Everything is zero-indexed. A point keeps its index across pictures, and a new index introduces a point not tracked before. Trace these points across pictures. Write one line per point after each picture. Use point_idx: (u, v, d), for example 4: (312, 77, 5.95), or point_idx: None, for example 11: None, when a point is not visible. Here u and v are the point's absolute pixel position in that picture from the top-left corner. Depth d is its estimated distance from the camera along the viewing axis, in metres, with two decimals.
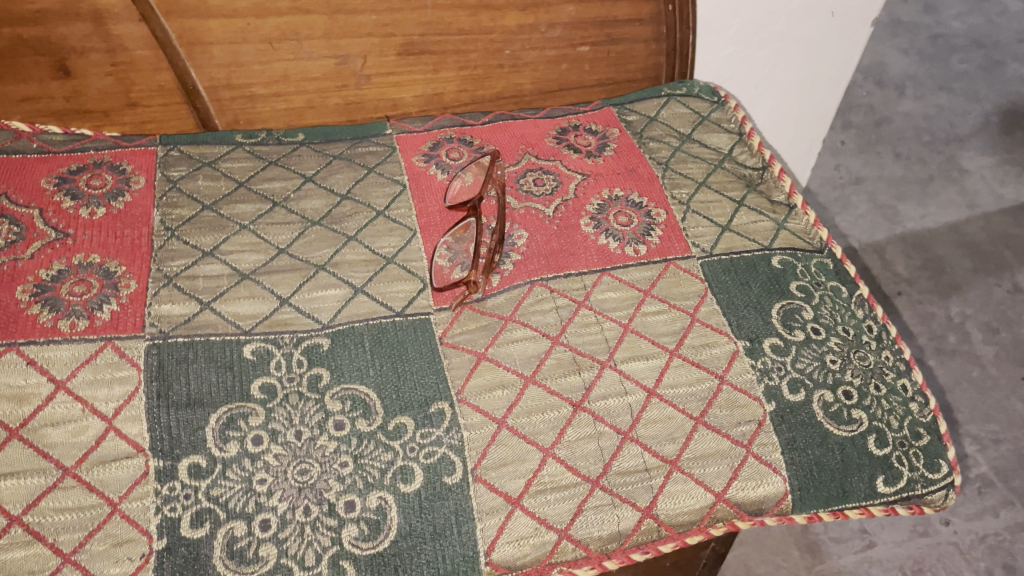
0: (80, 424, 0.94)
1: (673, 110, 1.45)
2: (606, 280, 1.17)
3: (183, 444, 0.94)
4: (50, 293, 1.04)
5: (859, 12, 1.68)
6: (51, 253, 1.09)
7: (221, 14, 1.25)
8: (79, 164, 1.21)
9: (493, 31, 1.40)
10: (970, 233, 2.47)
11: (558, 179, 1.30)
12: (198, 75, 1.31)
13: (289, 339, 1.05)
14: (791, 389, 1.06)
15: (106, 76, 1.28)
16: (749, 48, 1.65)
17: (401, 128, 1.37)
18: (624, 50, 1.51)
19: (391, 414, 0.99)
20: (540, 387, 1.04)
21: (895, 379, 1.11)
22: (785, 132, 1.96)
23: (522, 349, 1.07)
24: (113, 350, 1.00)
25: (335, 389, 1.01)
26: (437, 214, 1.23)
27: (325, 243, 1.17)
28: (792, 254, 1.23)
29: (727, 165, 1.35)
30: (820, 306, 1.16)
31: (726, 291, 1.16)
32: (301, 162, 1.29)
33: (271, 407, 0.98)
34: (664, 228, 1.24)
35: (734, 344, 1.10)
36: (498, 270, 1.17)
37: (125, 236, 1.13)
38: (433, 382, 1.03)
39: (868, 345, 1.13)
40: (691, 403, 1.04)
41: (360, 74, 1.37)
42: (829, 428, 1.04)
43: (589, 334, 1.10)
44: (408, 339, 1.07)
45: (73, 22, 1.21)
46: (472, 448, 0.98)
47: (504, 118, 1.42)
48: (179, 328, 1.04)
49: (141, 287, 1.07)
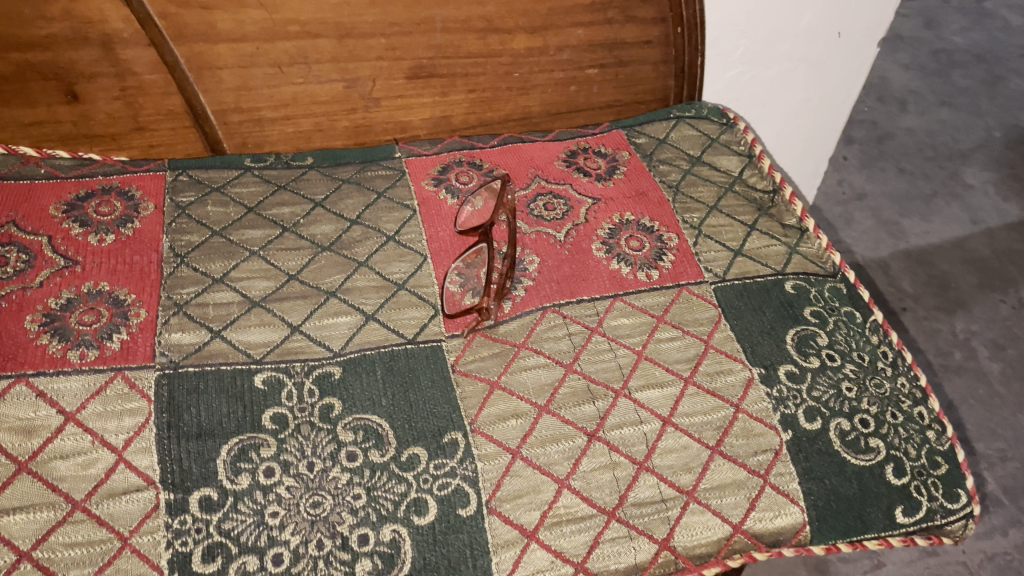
0: (89, 457, 0.93)
1: (682, 132, 1.45)
2: (618, 306, 1.16)
3: (194, 476, 0.93)
4: (59, 323, 1.03)
5: (866, 32, 1.67)
6: (60, 281, 1.08)
7: (230, 38, 1.24)
8: (87, 190, 1.20)
9: (502, 54, 1.39)
10: (975, 249, 2.47)
11: (568, 204, 1.29)
12: (206, 99, 1.30)
13: (300, 368, 1.04)
14: (807, 417, 1.05)
15: (114, 100, 1.28)
16: (755, 69, 1.65)
17: (410, 151, 1.37)
18: (633, 72, 1.50)
19: (404, 444, 0.98)
20: (554, 416, 1.02)
21: (912, 407, 1.10)
22: (792, 152, 1.95)
23: (535, 377, 1.06)
24: (122, 381, 0.99)
25: (347, 419, 1.00)
26: (448, 239, 1.22)
27: (335, 269, 1.16)
28: (806, 279, 1.22)
29: (738, 189, 1.35)
30: (834, 332, 1.15)
31: (740, 317, 1.15)
32: (310, 187, 1.29)
33: (283, 438, 0.97)
34: (676, 253, 1.23)
35: (749, 371, 1.09)
36: (510, 295, 1.16)
37: (134, 263, 1.12)
38: (446, 412, 1.02)
39: (883, 372, 1.12)
40: (706, 432, 1.03)
41: (369, 97, 1.37)
42: (847, 458, 1.03)
43: (603, 362, 1.09)
44: (420, 367, 1.06)
45: (82, 47, 1.20)
46: (487, 479, 0.97)
47: (513, 142, 1.42)
48: (189, 358, 1.03)
49: (151, 316, 1.06)
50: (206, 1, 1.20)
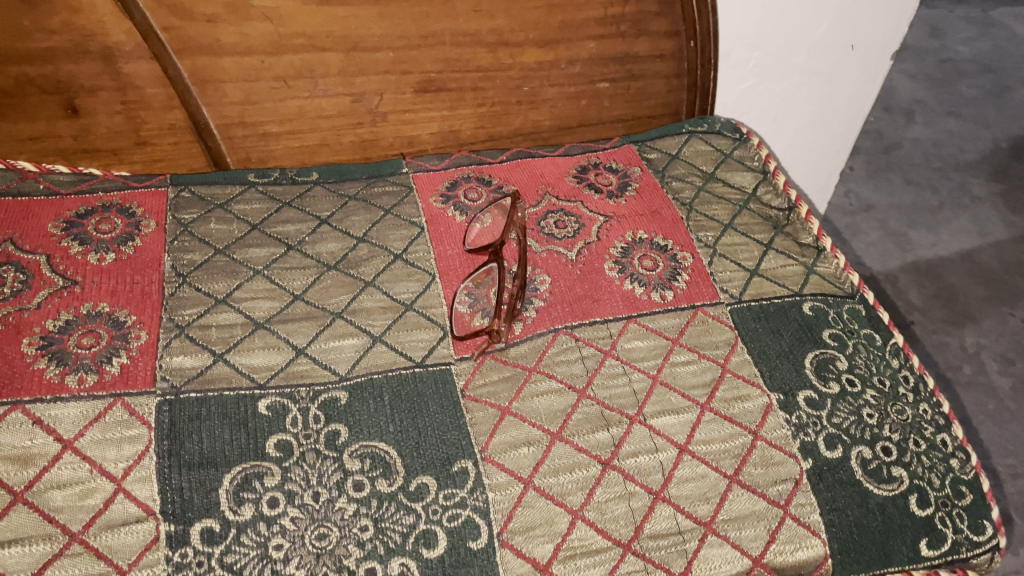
0: (87, 487, 0.90)
1: (695, 148, 1.42)
2: (632, 328, 1.12)
3: (195, 506, 0.89)
4: (57, 346, 1.00)
5: (880, 44, 1.64)
6: (58, 302, 1.05)
7: (235, 52, 1.22)
8: (86, 207, 1.17)
9: (512, 68, 1.36)
10: (983, 261, 2.43)
11: (580, 221, 1.26)
12: (210, 113, 1.28)
13: (305, 394, 1.01)
14: (828, 445, 1.02)
15: (115, 115, 1.25)
16: (768, 81, 1.62)
17: (417, 167, 1.34)
18: (644, 86, 1.48)
19: (412, 473, 0.95)
20: (567, 444, 0.99)
21: (935, 434, 1.07)
22: (804, 166, 1.92)
23: (547, 404, 1.03)
24: (122, 408, 0.96)
25: (354, 446, 0.96)
26: (456, 257, 1.19)
27: (341, 289, 1.13)
28: (824, 300, 1.19)
29: (753, 207, 1.32)
30: (854, 356, 1.12)
31: (757, 340, 1.12)
32: (316, 204, 1.26)
33: (287, 466, 0.94)
34: (691, 273, 1.20)
35: (767, 397, 1.06)
36: (521, 317, 1.13)
37: (135, 283, 1.09)
38: (455, 439, 0.99)
39: (905, 398, 1.09)
40: (724, 460, 1.00)
41: (376, 111, 1.34)
42: (869, 487, 1.00)
43: (617, 387, 1.06)
44: (428, 392, 1.03)
45: (83, 60, 1.18)
46: (498, 509, 0.93)
47: (522, 156, 1.39)
48: (191, 383, 1.00)
49: (152, 338, 1.03)
50: (209, 14, 1.17)
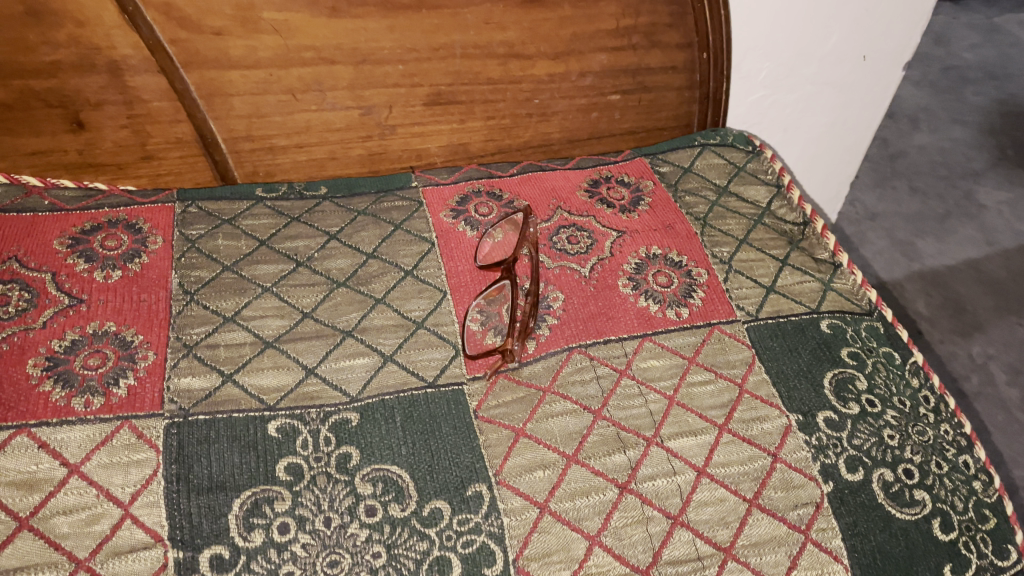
0: (93, 512, 0.87)
1: (707, 161, 1.40)
2: (647, 346, 1.11)
3: (204, 532, 0.87)
4: (63, 367, 0.98)
5: (892, 55, 1.62)
6: (64, 321, 1.03)
7: (243, 65, 1.20)
8: (92, 223, 1.15)
9: (523, 80, 1.35)
10: (991, 270, 2.40)
11: (593, 236, 1.24)
12: (217, 127, 1.26)
13: (316, 415, 0.99)
14: (849, 467, 1.00)
15: (122, 128, 1.23)
16: (779, 92, 1.60)
17: (426, 180, 1.33)
18: (656, 98, 1.46)
19: (426, 497, 0.93)
20: (583, 467, 0.97)
21: (957, 456, 1.05)
22: (814, 177, 1.90)
23: (562, 425, 1.01)
24: (129, 431, 0.94)
25: (366, 470, 0.94)
26: (468, 274, 1.18)
27: (351, 307, 1.11)
28: (841, 317, 1.17)
29: (767, 221, 1.30)
30: (874, 375, 1.11)
31: (775, 359, 1.10)
32: (325, 219, 1.24)
33: (298, 491, 0.91)
34: (706, 290, 1.18)
35: (786, 418, 1.04)
36: (534, 335, 1.11)
37: (142, 301, 1.07)
38: (469, 462, 0.96)
39: (926, 418, 1.07)
40: (743, 484, 0.98)
41: (385, 124, 1.32)
42: (891, 511, 0.98)
43: (633, 408, 1.03)
44: (441, 413, 1.01)
45: (89, 74, 1.16)
46: (514, 535, 0.91)
47: (533, 170, 1.37)
48: (199, 405, 0.97)
49: (160, 359, 1.01)
50: (218, 27, 1.15)
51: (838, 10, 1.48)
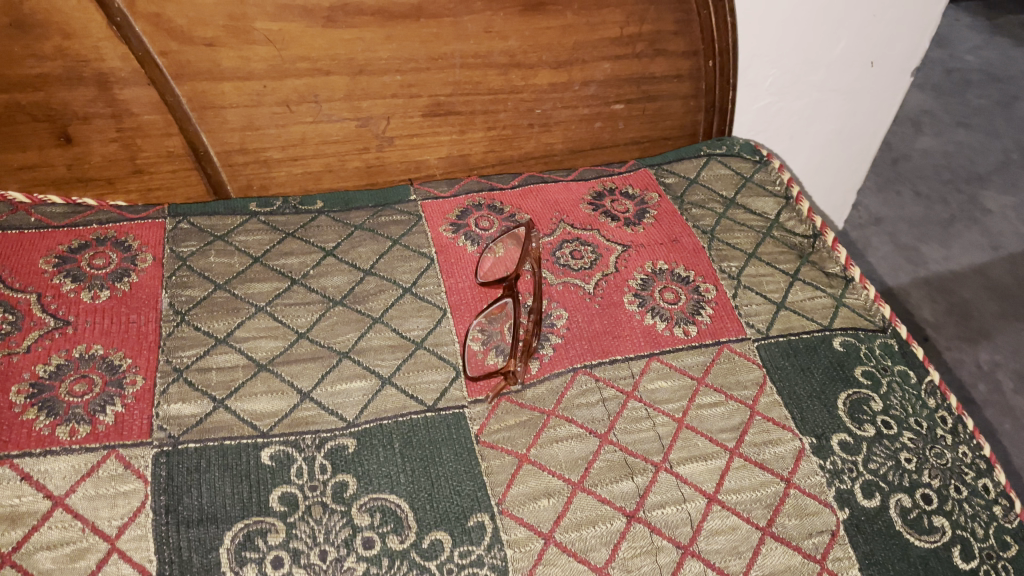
0: (78, 547, 0.83)
1: (714, 171, 1.36)
2: (654, 366, 1.07)
3: (194, 567, 0.83)
4: (48, 394, 0.94)
5: (901, 60, 1.59)
6: (50, 344, 0.99)
7: (235, 77, 1.16)
8: (80, 241, 1.12)
9: (524, 90, 1.31)
10: (997, 275, 2.36)
11: (597, 251, 1.21)
12: (209, 140, 1.22)
13: (311, 442, 0.95)
14: (865, 493, 0.97)
15: (111, 142, 1.19)
16: (785, 99, 1.56)
17: (425, 193, 1.29)
18: (661, 107, 1.42)
19: (425, 528, 0.89)
20: (589, 495, 0.93)
21: (975, 479, 1.01)
22: (821, 185, 1.86)
23: (568, 451, 0.97)
24: (116, 460, 0.90)
25: (363, 500, 0.90)
26: (469, 291, 1.14)
27: (348, 327, 1.08)
28: (854, 335, 1.13)
29: (776, 234, 1.27)
30: (889, 395, 1.07)
31: (787, 379, 1.07)
32: (320, 234, 1.20)
33: (293, 522, 0.88)
34: (715, 306, 1.14)
35: (800, 441, 1.01)
36: (538, 355, 1.07)
37: (131, 322, 1.03)
38: (470, 491, 0.93)
39: (943, 440, 1.04)
40: (756, 511, 0.94)
41: (383, 136, 1.29)
42: (910, 539, 0.94)
43: (640, 431, 1.00)
44: (441, 438, 0.97)
45: (76, 86, 1.12)
46: (517, 568, 0.87)
47: (535, 181, 1.33)
48: (189, 432, 0.94)
49: (149, 384, 0.97)
50: (209, 38, 1.12)
51: (846, 16, 1.44)
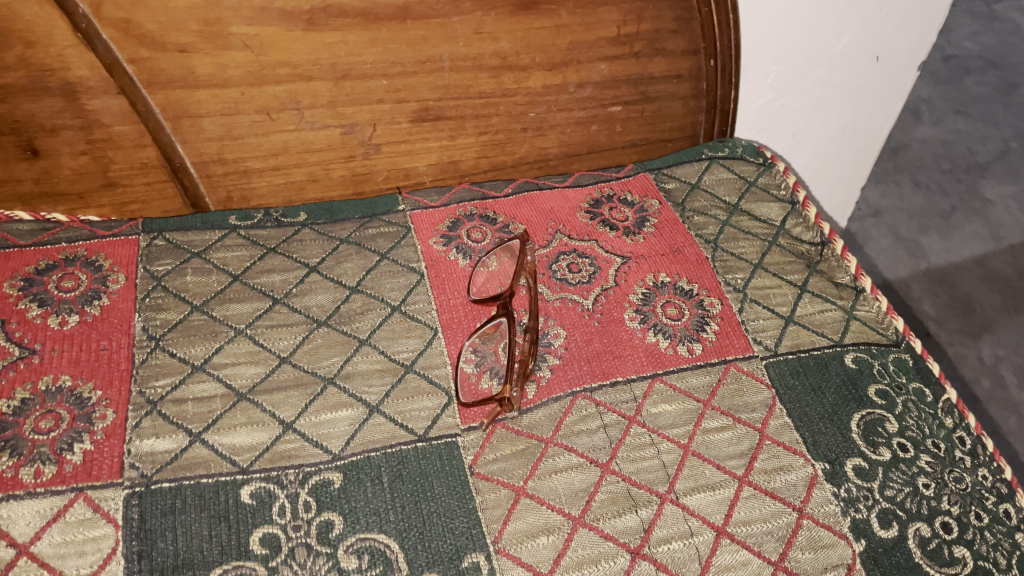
0: None
1: (716, 176, 1.30)
2: (658, 388, 1.01)
3: None
4: (12, 432, 0.88)
5: (906, 54, 1.53)
6: (14, 376, 0.93)
7: (211, 84, 1.10)
8: (48, 261, 1.06)
9: (517, 93, 1.25)
10: (997, 267, 2.30)
11: (595, 264, 1.15)
12: (185, 150, 1.16)
13: (294, 477, 0.89)
14: (882, 523, 0.91)
15: (80, 155, 1.13)
16: (788, 97, 1.50)
17: (414, 203, 1.23)
18: (660, 108, 1.36)
19: (416, 571, 0.83)
20: (591, 531, 0.88)
21: (997, 504, 0.95)
22: (823, 184, 1.80)
23: (567, 482, 0.91)
24: (84, 503, 0.84)
25: (349, 540, 0.85)
26: (461, 308, 1.08)
27: (333, 350, 1.02)
28: (866, 350, 1.08)
29: (783, 242, 1.21)
30: (904, 415, 1.02)
31: (797, 401, 1.01)
32: (304, 249, 1.14)
33: (274, 567, 0.82)
34: (720, 322, 1.09)
35: (812, 467, 0.95)
36: (534, 377, 1.01)
37: (101, 350, 0.97)
38: (464, 528, 0.87)
39: (962, 463, 0.98)
40: (768, 544, 0.88)
41: (369, 143, 1.22)
42: (930, 572, 0.88)
43: (644, 460, 0.94)
44: (433, 470, 0.92)
45: (42, 97, 1.06)
46: None
47: (529, 188, 1.27)
48: (163, 471, 0.88)
49: (120, 418, 0.91)
50: (183, 44, 1.05)
51: (850, 8, 1.38)
